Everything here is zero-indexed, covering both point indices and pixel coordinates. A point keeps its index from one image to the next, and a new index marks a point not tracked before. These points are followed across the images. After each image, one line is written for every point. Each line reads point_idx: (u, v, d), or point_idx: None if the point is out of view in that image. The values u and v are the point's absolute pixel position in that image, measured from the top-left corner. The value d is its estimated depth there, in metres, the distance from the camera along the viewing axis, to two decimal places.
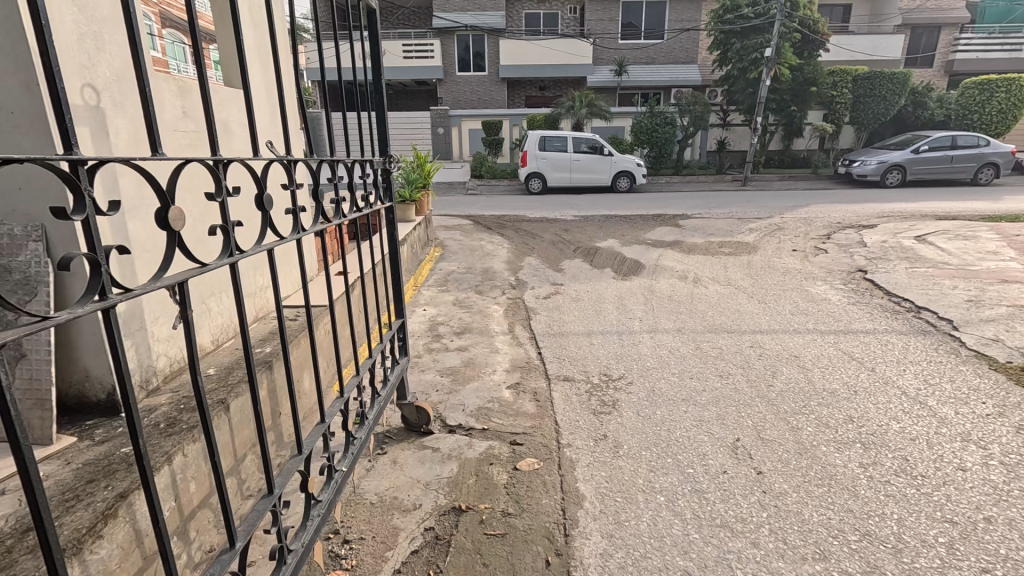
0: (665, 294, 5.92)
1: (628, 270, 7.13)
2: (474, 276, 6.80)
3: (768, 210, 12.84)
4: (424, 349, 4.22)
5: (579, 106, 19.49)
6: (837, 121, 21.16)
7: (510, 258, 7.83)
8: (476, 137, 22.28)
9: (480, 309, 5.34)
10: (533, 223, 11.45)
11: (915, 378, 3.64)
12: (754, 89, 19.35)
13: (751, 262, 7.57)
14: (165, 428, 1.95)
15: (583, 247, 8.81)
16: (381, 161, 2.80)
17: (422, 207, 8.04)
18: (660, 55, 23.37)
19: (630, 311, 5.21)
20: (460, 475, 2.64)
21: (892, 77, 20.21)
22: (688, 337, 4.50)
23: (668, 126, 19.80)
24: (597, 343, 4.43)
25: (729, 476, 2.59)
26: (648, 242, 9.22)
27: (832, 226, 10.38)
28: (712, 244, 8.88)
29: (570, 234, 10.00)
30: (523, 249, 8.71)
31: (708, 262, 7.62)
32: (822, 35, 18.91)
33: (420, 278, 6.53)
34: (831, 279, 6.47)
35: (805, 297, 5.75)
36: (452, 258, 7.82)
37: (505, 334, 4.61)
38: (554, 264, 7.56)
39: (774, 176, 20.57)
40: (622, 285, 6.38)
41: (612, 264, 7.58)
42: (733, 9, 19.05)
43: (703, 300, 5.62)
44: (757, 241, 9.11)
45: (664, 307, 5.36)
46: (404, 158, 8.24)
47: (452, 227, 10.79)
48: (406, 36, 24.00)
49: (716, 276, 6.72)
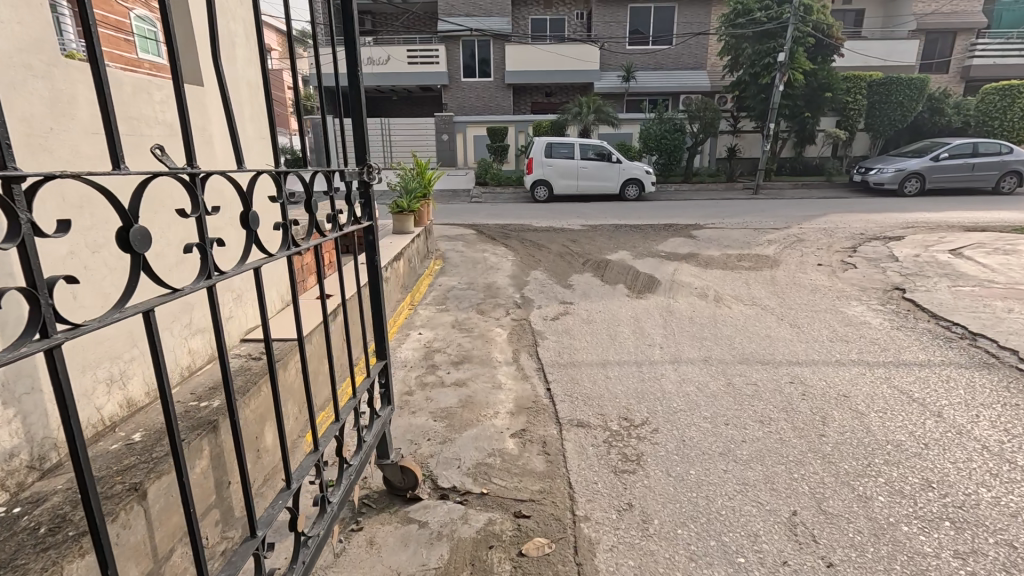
0: (685, 316, 5.38)
1: (643, 287, 6.60)
2: (476, 292, 6.29)
3: (785, 220, 12.30)
4: (416, 385, 3.69)
5: (585, 112, 19.08)
6: (851, 127, 20.56)
7: (514, 272, 7.34)
8: (481, 143, 21.87)
9: (482, 332, 4.82)
10: (539, 233, 10.94)
11: (992, 427, 3.09)
12: (766, 94, 18.80)
13: (775, 278, 7.04)
14: (43, 535, 1.43)
15: (592, 260, 8.29)
16: (356, 171, 2.24)
17: (421, 218, 7.55)
18: (669, 61, 22.90)
19: (650, 336, 4.67)
20: (452, 564, 2.12)
21: (908, 82, 19.63)
22: (719, 369, 3.95)
23: (677, 133, 19.32)
24: (615, 375, 3.89)
25: (793, 570, 2.06)
26: (661, 255, 8.69)
27: (855, 238, 9.81)
28: (730, 257, 8.35)
29: (578, 246, 9.48)
30: (529, 261, 8.20)
31: (728, 278, 7.08)
32: (836, 39, 18.42)
33: (418, 295, 6.03)
34: (867, 298, 5.92)
35: (841, 319, 5.20)
36: (453, 271, 7.33)
37: (509, 364, 4.07)
38: (562, 279, 7.04)
39: (786, 184, 20.02)
40: (638, 304, 5.86)
41: (625, 279, 7.05)
42: (744, 13, 18.57)
43: (729, 324, 5.07)
44: (778, 254, 8.57)
45: (686, 331, 4.83)
46: (403, 165, 7.74)
47: (455, 237, 10.31)
48: (411, 42, 23.70)
49: (740, 294, 6.18)
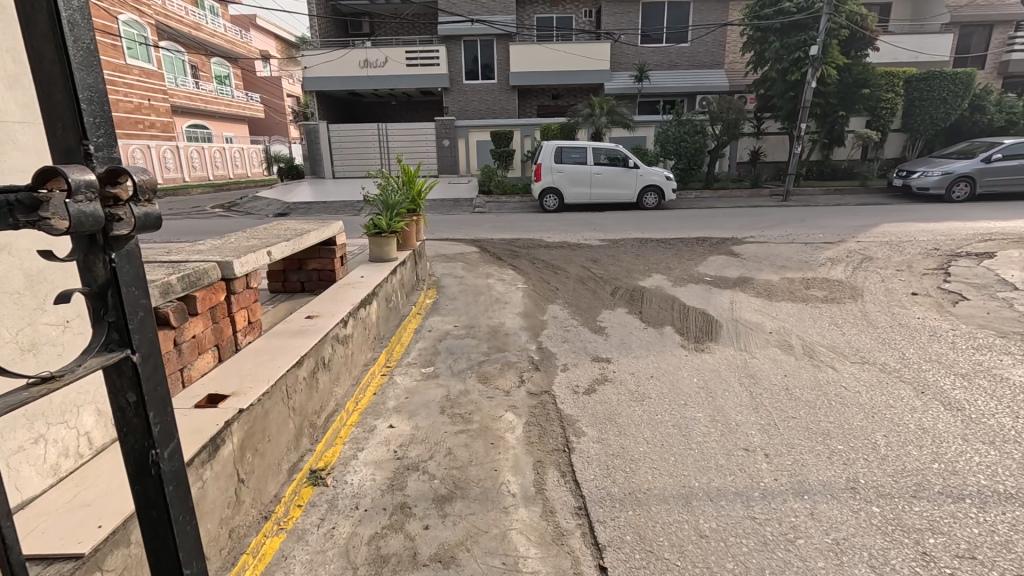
0: (775, 385, 3.73)
1: (699, 330, 4.97)
2: (477, 342, 4.72)
3: (835, 232, 10.69)
4: (368, 562, 2.09)
5: (597, 113, 17.32)
6: (883, 127, 18.87)
7: (527, 307, 5.79)
8: (484, 149, 20.45)
9: (485, 424, 3.19)
10: (552, 250, 9.35)
11: None
12: (795, 92, 17.07)
13: (867, 314, 5.44)
14: None
15: (623, 287, 6.68)
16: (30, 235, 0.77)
17: (406, 239, 5.95)
18: (683, 59, 21.31)
19: (743, 436, 3.03)
20: None
21: (952, 76, 17.95)
22: (887, 518, 2.32)
23: (697, 135, 17.67)
24: (716, 532, 2.26)
25: None
26: (705, 280, 7.10)
27: (932, 255, 8.20)
28: (795, 283, 6.76)
29: (600, 267, 7.93)
30: (543, 290, 6.62)
31: (804, 315, 5.46)
32: (872, 31, 16.82)
33: (397, 349, 4.40)
34: (1015, 348, 4.32)
35: (1010, 392, 3.56)
36: (448, 307, 5.78)
37: (529, 502, 2.47)
38: (589, 317, 5.48)
39: (816, 189, 18.45)
40: (700, 359, 4.26)
41: (673, 317, 5.45)
42: (772, 4, 17.03)
43: (851, 403, 3.42)
44: (850, 277, 7.00)
45: (792, 421, 3.21)
46: (384, 172, 6.13)
47: (453, 257, 8.76)
48: (410, 44, 22.38)
49: (836, 344, 4.53)
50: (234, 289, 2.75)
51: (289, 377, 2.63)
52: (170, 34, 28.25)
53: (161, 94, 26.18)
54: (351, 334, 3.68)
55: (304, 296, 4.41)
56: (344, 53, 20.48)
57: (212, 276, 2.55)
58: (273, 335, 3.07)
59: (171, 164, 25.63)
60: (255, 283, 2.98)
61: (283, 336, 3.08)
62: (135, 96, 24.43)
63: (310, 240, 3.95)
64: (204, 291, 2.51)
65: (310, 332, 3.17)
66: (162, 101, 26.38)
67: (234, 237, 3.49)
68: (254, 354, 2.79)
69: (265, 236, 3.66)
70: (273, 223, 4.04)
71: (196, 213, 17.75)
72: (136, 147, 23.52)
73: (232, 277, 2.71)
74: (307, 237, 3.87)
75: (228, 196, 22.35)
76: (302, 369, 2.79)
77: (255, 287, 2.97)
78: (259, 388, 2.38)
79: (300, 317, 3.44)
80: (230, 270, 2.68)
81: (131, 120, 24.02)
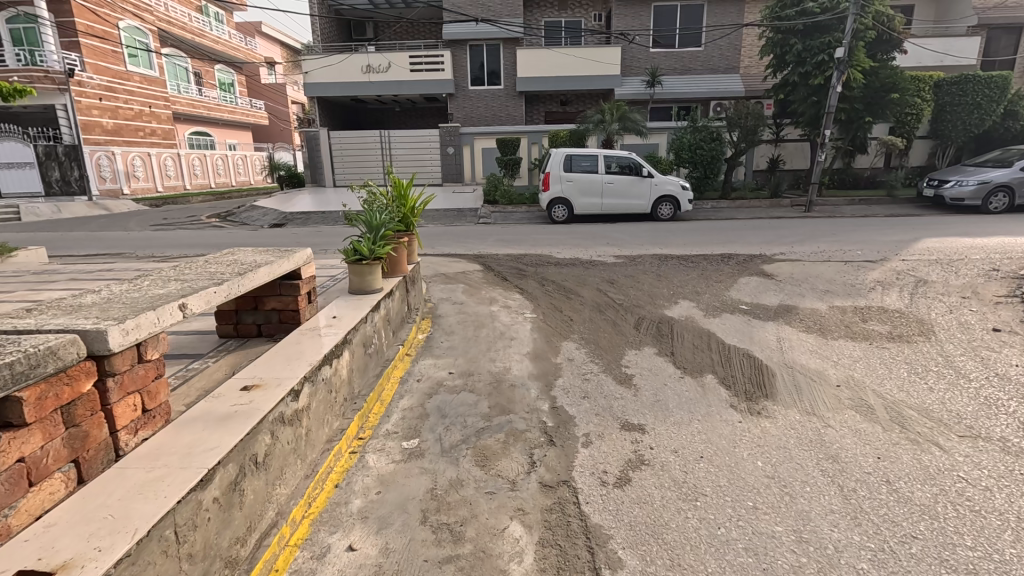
0: (870, 477, 2.80)
1: (749, 383, 4.02)
2: (475, 397, 3.82)
3: (874, 249, 9.69)
4: None
5: (609, 119, 16.38)
6: (908, 134, 17.92)
7: (536, 346, 4.87)
8: (490, 157, 19.68)
9: (481, 548, 2.29)
10: (563, 269, 8.45)
11: None
12: (818, 97, 16.18)
13: (951, 359, 4.47)
14: None
15: (647, 318, 5.76)
16: None
17: (394, 264, 5.05)
18: (697, 63, 20.42)
19: (855, 575, 2.11)
20: None
21: (987, 80, 16.91)
22: None
23: (714, 142, 16.68)
24: None
25: None
26: (742, 309, 6.16)
27: (994, 278, 7.25)
28: (848, 314, 5.81)
29: (618, 290, 7.02)
30: (554, 321, 5.70)
31: (873, 359, 4.51)
32: (900, 33, 15.93)
33: (374, 411, 3.51)
34: None
35: None
36: (443, 345, 4.87)
37: None
38: (611, 361, 4.54)
39: (840, 199, 17.45)
40: (759, 430, 3.31)
41: (713, 362, 4.50)
42: (793, 4, 16.06)
43: (988, 512, 2.49)
44: (910, 307, 6.03)
45: (920, 550, 2.25)
46: (371, 186, 5.25)
47: (453, 277, 7.89)
48: (415, 49, 21.69)
49: (928, 408, 3.58)
50: (111, 370, 1.87)
51: (184, 508, 1.72)
52: (173, 40, 27.83)
53: (163, 102, 25.99)
54: (307, 405, 2.78)
55: (260, 343, 3.53)
56: (344, 58, 19.76)
57: (64, 358, 1.67)
58: (185, 425, 2.18)
59: (172, 172, 25.09)
60: (157, 352, 2.09)
61: (198, 426, 2.18)
62: (136, 103, 23.91)
63: (260, 276, 3.06)
64: (42, 386, 1.61)
65: (241, 416, 2.28)
66: (163, 108, 25.90)
67: (147, 281, 2.61)
68: (142, 463, 1.90)
69: (195, 275, 2.77)
70: (215, 257, 3.16)
71: (190, 223, 17.07)
72: (137, 155, 23.03)
73: (105, 353, 1.82)
74: (255, 275, 2.99)
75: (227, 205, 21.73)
76: (214, 486, 1.90)
77: (157, 357, 2.10)
78: (117, 547, 1.49)
79: (233, 390, 2.55)
80: (100, 343, 1.79)
81: (131, 127, 23.54)
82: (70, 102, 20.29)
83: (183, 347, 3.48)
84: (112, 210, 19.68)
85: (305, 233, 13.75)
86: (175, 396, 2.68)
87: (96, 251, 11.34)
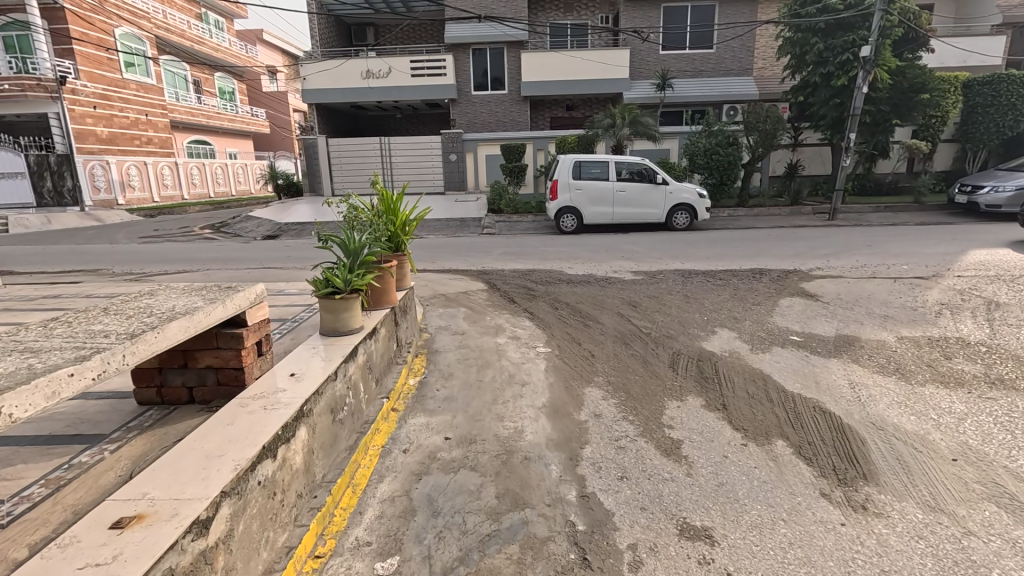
0: None
1: (837, 456, 3.07)
2: (476, 478, 2.88)
3: (922, 262, 8.69)
4: None
5: (619, 123, 15.45)
6: (932, 137, 17.00)
7: (553, 396, 3.92)
8: (493, 164, 18.85)
9: None
10: (576, 288, 7.53)
11: None
12: (842, 98, 15.22)
13: None
14: None
15: (684, 353, 4.82)
16: None
17: (380, 295, 4.16)
18: (708, 66, 19.45)
19: None
20: None
21: (1021, 80, 15.91)
22: None
23: (730, 147, 15.67)
24: None
25: None
26: (793, 340, 5.21)
27: None
28: (923, 349, 4.83)
29: (642, 315, 6.08)
30: (573, 358, 4.76)
31: (985, 416, 3.53)
32: (927, 30, 15.06)
33: (341, 509, 2.58)
34: None
35: None
36: (438, 395, 3.94)
37: None
38: (650, 418, 3.60)
39: (865, 206, 16.46)
40: (878, 546, 2.34)
41: (782, 420, 3.53)
42: (813, 1, 15.14)
43: None
44: (994, 338, 5.06)
45: None
46: (351, 200, 4.38)
47: (454, 300, 6.97)
48: (416, 54, 20.96)
49: None
50: None
51: None
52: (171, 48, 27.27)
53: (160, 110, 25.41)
54: (226, 534, 1.85)
55: (188, 415, 2.63)
56: (342, 63, 19.03)
57: None
58: None
59: (168, 181, 24.41)
60: None
61: None
62: (132, 111, 23.26)
63: (171, 334, 2.14)
64: None
65: None
66: (160, 116, 25.29)
67: None
68: None
69: (65, 342, 1.87)
70: (112, 307, 2.26)
71: (182, 235, 16.28)
72: (133, 164, 22.15)
73: None
74: (163, 334, 2.08)
75: (222, 214, 20.96)
76: None
77: None
78: None
79: (98, 530, 1.64)
80: None
81: (127, 136, 22.90)
82: (62, 111, 19.49)
83: (82, 424, 2.59)
84: (103, 221, 18.92)
85: (297, 246, 12.90)
86: (25, 530, 1.79)
87: (69, 268, 10.50)
